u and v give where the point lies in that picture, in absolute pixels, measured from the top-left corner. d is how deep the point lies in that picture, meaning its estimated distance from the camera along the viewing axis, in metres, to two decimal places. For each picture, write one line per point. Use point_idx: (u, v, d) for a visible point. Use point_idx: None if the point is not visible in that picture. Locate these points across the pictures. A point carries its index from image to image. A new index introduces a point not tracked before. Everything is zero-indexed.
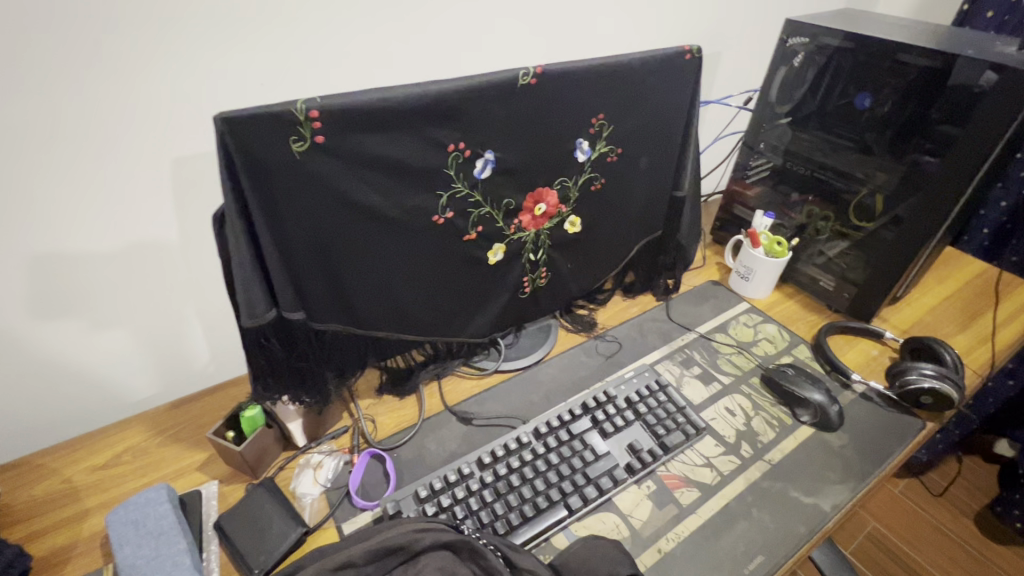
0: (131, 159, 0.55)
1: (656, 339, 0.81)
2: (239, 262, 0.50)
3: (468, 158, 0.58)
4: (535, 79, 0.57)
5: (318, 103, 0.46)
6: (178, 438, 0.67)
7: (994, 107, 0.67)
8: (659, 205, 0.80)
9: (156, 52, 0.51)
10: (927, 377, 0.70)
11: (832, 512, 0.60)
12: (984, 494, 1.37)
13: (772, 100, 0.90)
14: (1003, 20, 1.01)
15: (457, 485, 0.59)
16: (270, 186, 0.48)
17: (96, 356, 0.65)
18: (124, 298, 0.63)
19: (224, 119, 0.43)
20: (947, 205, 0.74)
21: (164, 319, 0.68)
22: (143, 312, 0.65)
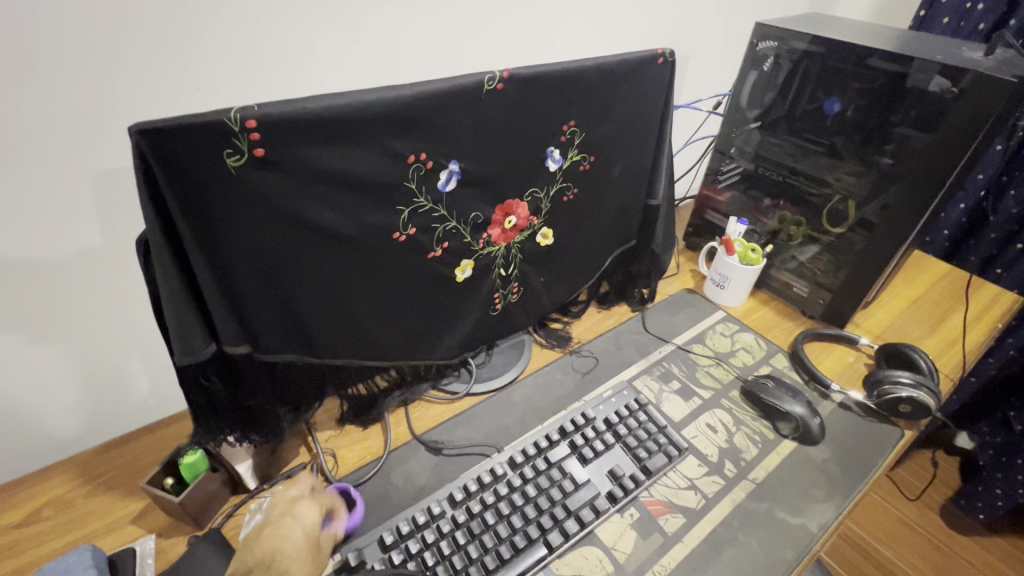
0: (44, 175, 0.48)
1: (633, 353, 0.78)
2: (170, 295, 0.44)
3: (431, 170, 0.53)
4: (502, 83, 0.52)
5: (256, 111, 0.41)
6: (110, 486, 0.59)
7: (965, 110, 0.66)
8: (633, 214, 0.77)
9: (64, 51, 0.44)
10: (904, 386, 0.69)
11: (820, 532, 0.58)
12: (947, 485, 1.41)
13: (743, 104, 0.89)
14: (958, 25, 1.03)
15: (427, 527, 0.54)
16: (202, 207, 0.42)
17: (10, 396, 0.57)
18: (41, 329, 0.56)
19: (141, 132, 0.37)
20: (917, 211, 0.74)
21: (90, 349, 0.60)
22: (61, 342, 0.58)
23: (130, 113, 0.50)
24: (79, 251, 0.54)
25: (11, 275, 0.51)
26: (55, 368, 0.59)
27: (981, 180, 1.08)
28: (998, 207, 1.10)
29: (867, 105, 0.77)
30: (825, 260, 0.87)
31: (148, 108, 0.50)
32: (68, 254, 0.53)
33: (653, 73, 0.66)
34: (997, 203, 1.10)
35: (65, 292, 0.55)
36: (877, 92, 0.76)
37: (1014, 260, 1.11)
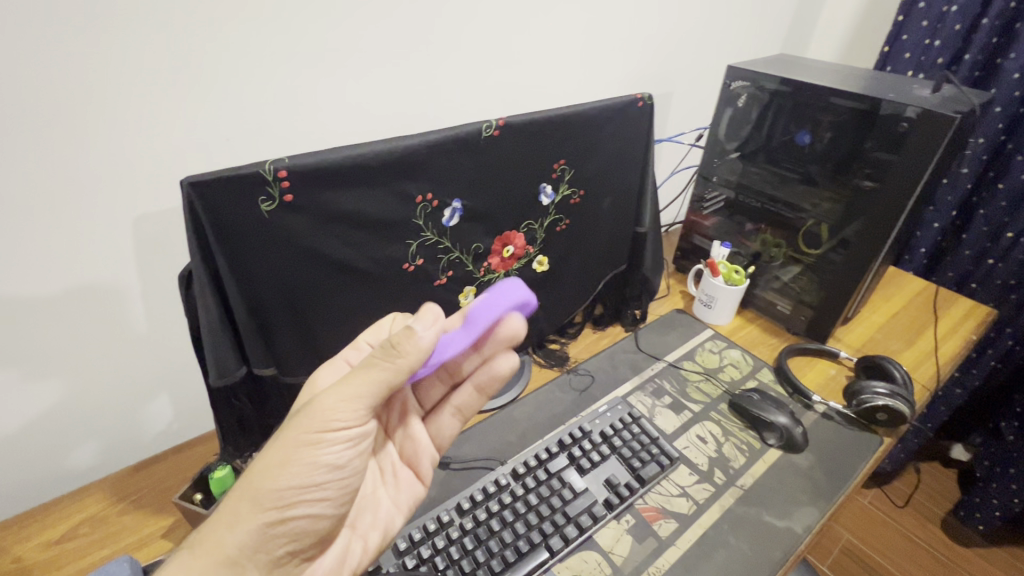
0: (93, 220, 0.55)
1: (627, 371, 0.83)
2: (209, 325, 0.50)
3: (436, 208, 0.59)
4: (498, 130, 0.59)
5: (286, 163, 0.47)
6: (140, 504, 0.64)
7: (921, 136, 0.72)
8: (622, 241, 0.83)
9: (113, 114, 0.51)
10: (881, 395, 0.74)
11: (804, 534, 0.62)
12: (945, 498, 1.43)
13: (721, 137, 0.96)
14: (919, 60, 1.11)
15: (437, 534, 0.58)
16: (239, 246, 0.48)
17: (49, 417, 0.63)
18: (77, 356, 0.61)
19: (192, 183, 0.44)
20: (885, 231, 0.79)
21: (121, 373, 0.66)
22: (97, 367, 0.64)
23: (171, 165, 0.56)
24: (116, 284, 0.60)
25: (55, 307, 0.57)
26: (88, 391, 0.65)
27: (952, 201, 1.14)
28: (969, 226, 1.17)
29: (834, 136, 0.85)
30: (806, 279, 0.93)
31: (187, 160, 0.57)
32: (106, 286, 0.60)
33: (634, 115, 0.73)
34: (969, 223, 1.17)
35: (100, 321, 0.61)
36: (842, 124, 0.83)
37: (989, 275, 1.16)
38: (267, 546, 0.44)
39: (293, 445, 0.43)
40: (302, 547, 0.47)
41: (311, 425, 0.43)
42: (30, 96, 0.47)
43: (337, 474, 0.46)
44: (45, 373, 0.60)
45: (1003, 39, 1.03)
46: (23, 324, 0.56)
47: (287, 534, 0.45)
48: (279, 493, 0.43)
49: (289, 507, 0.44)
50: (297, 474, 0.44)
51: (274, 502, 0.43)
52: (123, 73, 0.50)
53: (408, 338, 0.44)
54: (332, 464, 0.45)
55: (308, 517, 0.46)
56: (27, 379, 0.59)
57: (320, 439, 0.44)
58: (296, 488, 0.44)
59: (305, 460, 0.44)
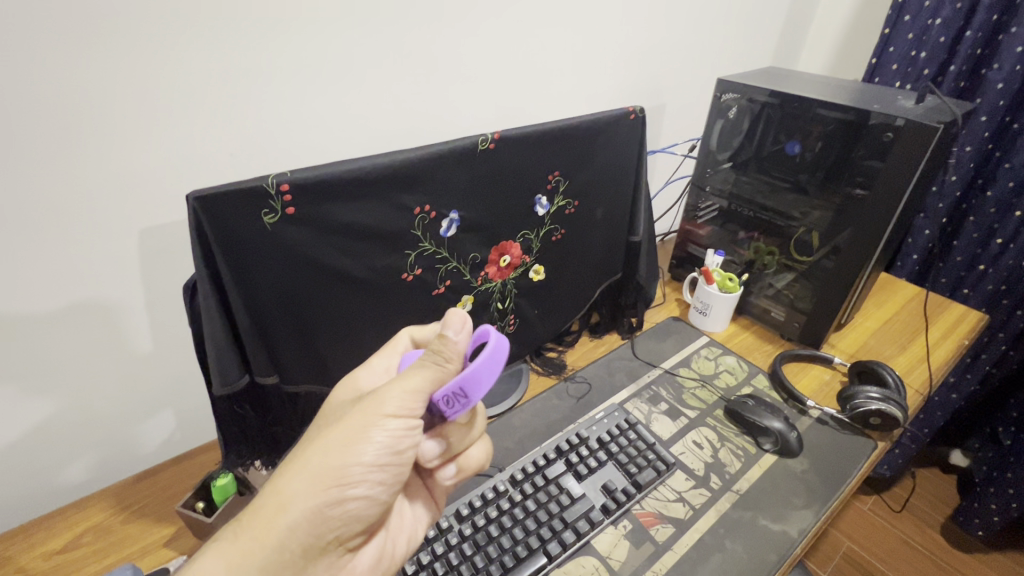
0: (99, 234, 0.57)
1: (624, 378, 0.84)
2: (213, 335, 0.51)
3: (434, 219, 0.61)
4: (493, 143, 0.61)
5: (288, 177, 0.49)
6: (142, 513, 0.65)
7: (907, 145, 0.74)
8: (616, 250, 0.85)
9: (121, 132, 0.53)
10: (874, 399, 0.75)
11: (799, 538, 0.63)
12: (944, 503, 1.43)
13: (713, 148, 0.99)
14: (905, 71, 1.13)
15: (436, 540, 0.59)
16: (243, 258, 0.50)
17: (52, 425, 0.64)
18: (81, 366, 0.63)
19: (197, 198, 0.45)
20: (875, 237, 0.81)
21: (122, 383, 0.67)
22: (100, 376, 0.65)
23: (176, 179, 0.58)
24: (120, 296, 0.62)
25: (61, 319, 0.59)
26: (91, 400, 0.66)
27: (942, 208, 1.16)
28: (960, 232, 1.19)
29: (824, 146, 0.86)
30: (799, 286, 0.94)
31: (191, 175, 0.59)
32: (111, 298, 0.61)
33: (626, 127, 0.75)
34: (960, 229, 1.19)
35: (104, 331, 0.63)
36: (831, 135, 0.84)
37: (980, 280, 1.18)
38: (319, 529, 0.44)
39: (360, 424, 0.44)
40: (349, 534, 0.46)
41: (378, 406, 0.44)
42: (42, 116, 0.49)
43: (397, 460, 0.46)
44: (49, 383, 0.61)
45: (986, 50, 1.05)
46: (31, 336, 0.58)
47: (340, 518, 0.45)
48: (341, 473, 0.43)
49: (349, 487, 0.44)
50: (361, 454, 0.44)
51: (335, 481, 0.43)
52: (130, 92, 0.52)
53: (445, 346, 0.45)
54: (394, 448, 0.45)
55: (362, 502, 0.45)
56: (32, 388, 0.61)
57: (386, 421, 0.45)
58: (359, 468, 0.44)
59: (369, 441, 0.44)
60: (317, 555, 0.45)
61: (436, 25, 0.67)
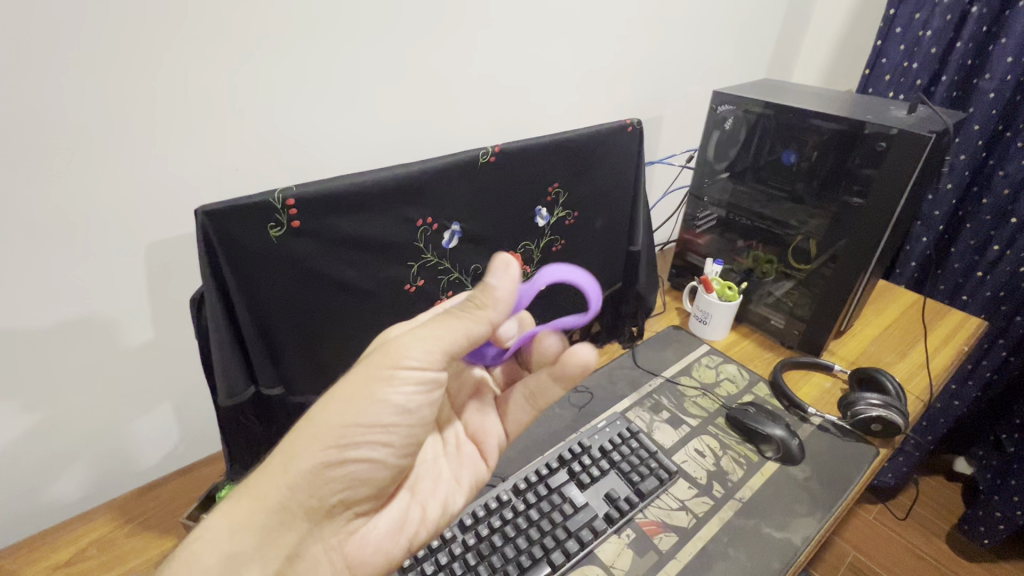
0: (107, 247, 0.58)
1: (625, 387, 0.84)
2: (218, 346, 0.52)
3: (436, 231, 0.62)
4: (494, 157, 0.63)
5: (294, 191, 0.50)
6: (147, 526, 0.65)
7: (900, 154, 0.75)
8: (615, 259, 0.86)
9: (133, 148, 0.54)
10: (875, 406, 0.76)
11: (803, 546, 0.63)
12: (949, 511, 1.43)
13: (710, 158, 1.00)
14: (899, 82, 1.15)
15: (440, 550, 0.59)
16: (249, 271, 0.51)
17: (54, 436, 0.65)
18: (84, 378, 0.63)
19: (206, 213, 0.47)
20: (870, 246, 0.82)
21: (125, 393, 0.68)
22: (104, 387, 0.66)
23: (183, 194, 0.59)
24: (128, 309, 0.63)
25: (70, 331, 0.60)
26: (94, 412, 0.66)
27: (939, 215, 1.18)
28: (957, 239, 1.20)
29: (819, 155, 0.87)
30: (798, 294, 0.95)
31: (197, 191, 0.60)
32: (118, 312, 0.62)
33: (624, 139, 0.76)
34: (957, 236, 1.20)
35: (111, 344, 0.63)
36: (826, 145, 0.85)
37: (979, 287, 1.18)
38: (324, 487, 0.45)
39: (363, 384, 0.45)
40: (359, 496, 0.48)
41: (381, 366, 0.45)
42: (51, 134, 0.50)
43: (405, 420, 0.46)
44: (53, 394, 0.62)
45: (977, 61, 1.07)
46: (40, 349, 0.59)
47: (346, 477, 0.46)
48: (342, 433, 0.44)
49: (349, 447, 0.45)
50: (361, 415, 0.44)
51: (336, 441, 0.44)
52: (133, 107, 0.53)
53: (487, 293, 0.47)
54: (402, 408, 0.46)
55: (369, 462, 0.46)
56: (36, 400, 0.61)
57: (389, 380, 0.45)
58: (360, 429, 0.44)
59: (372, 402, 0.45)
60: (327, 515, 0.47)
61: (436, 42, 0.69)
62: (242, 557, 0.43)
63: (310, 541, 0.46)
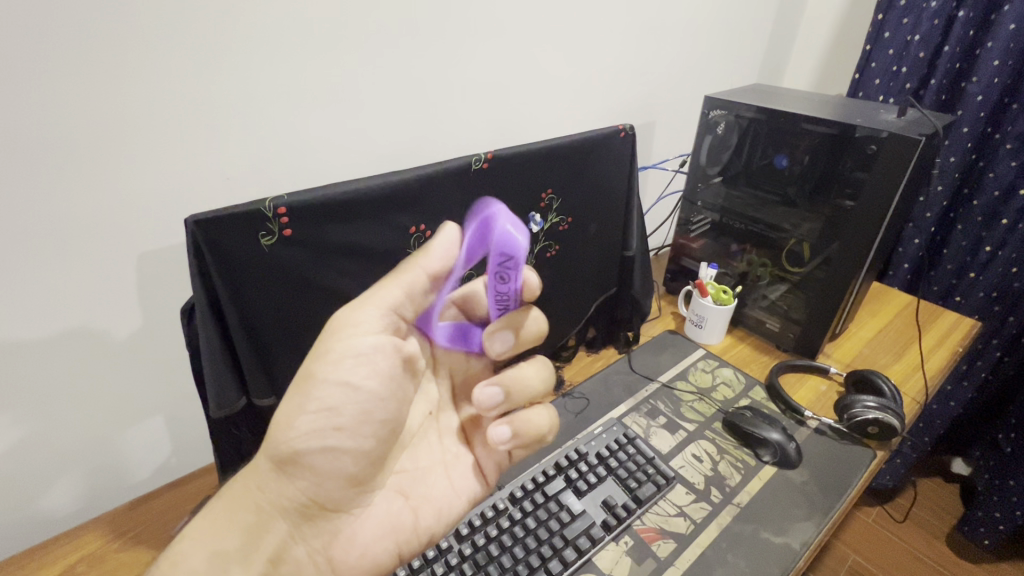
0: (95, 258, 0.57)
1: (621, 392, 0.84)
2: (210, 357, 0.52)
3: (429, 238, 0.62)
4: (487, 163, 0.63)
5: (285, 200, 0.50)
6: (138, 540, 0.64)
7: (891, 156, 0.75)
8: (610, 264, 0.86)
9: (124, 157, 0.54)
10: (871, 409, 0.76)
11: (802, 550, 0.62)
12: (948, 513, 1.42)
13: (703, 163, 1.01)
14: (888, 86, 1.16)
15: (436, 560, 0.58)
16: (241, 280, 0.51)
17: (41, 449, 0.64)
18: (72, 390, 0.63)
19: (195, 221, 0.46)
20: (862, 248, 0.82)
21: (116, 404, 0.67)
22: (93, 398, 0.65)
23: (173, 204, 0.59)
24: (122, 321, 0.62)
25: (62, 343, 0.59)
26: (83, 425, 0.65)
27: (930, 217, 1.19)
28: (949, 241, 1.21)
29: (811, 159, 0.87)
30: (793, 296, 0.95)
31: (188, 201, 0.60)
32: (111, 324, 0.62)
33: (616, 145, 0.77)
34: (948, 238, 1.21)
35: (104, 356, 0.63)
36: (817, 148, 0.86)
37: (971, 288, 1.19)
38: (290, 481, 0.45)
39: (305, 370, 0.44)
40: (332, 492, 0.47)
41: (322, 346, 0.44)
42: (39, 144, 0.49)
43: (355, 404, 0.44)
44: (40, 407, 0.61)
45: (964, 64, 1.08)
46: (31, 362, 0.58)
47: (308, 471, 0.45)
48: (291, 422, 0.44)
49: (302, 438, 0.44)
50: (307, 402, 0.44)
51: (286, 432, 0.44)
52: (122, 114, 0.52)
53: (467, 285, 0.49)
54: (347, 390, 0.44)
55: (327, 450, 0.45)
56: (24, 413, 0.60)
57: (327, 362, 0.44)
58: (308, 420, 0.44)
59: (320, 387, 0.44)
60: (306, 515, 0.47)
61: (431, 50, 0.69)
62: (227, 556, 0.43)
63: (295, 544, 0.46)
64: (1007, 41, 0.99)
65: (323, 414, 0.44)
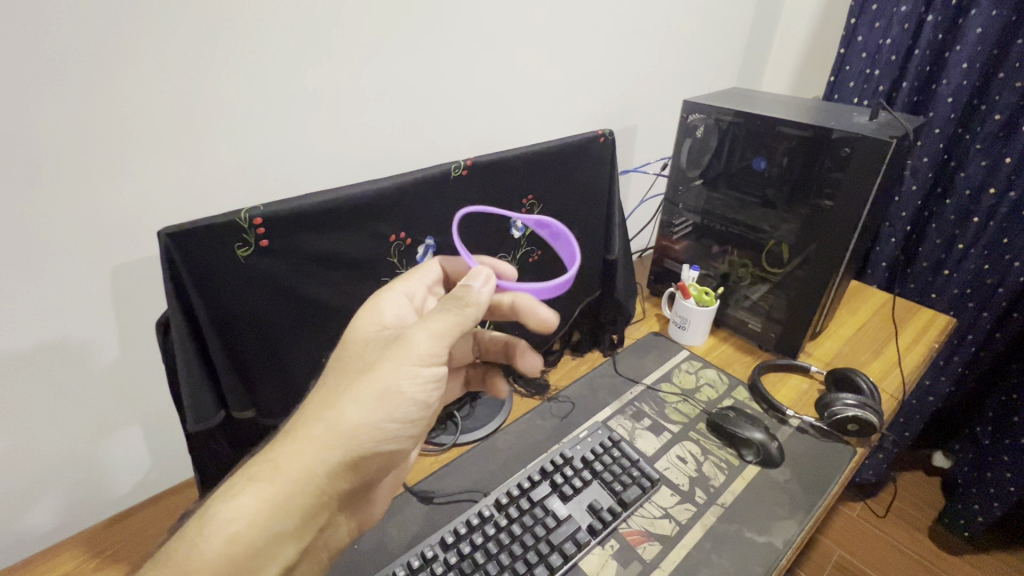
0: (68, 271, 0.56)
1: (606, 395, 0.84)
2: (186, 370, 0.51)
3: (410, 245, 0.62)
4: (466, 170, 0.63)
5: (261, 210, 0.50)
6: (116, 558, 0.63)
7: (864, 158, 0.77)
8: (593, 267, 0.86)
9: (93, 168, 0.53)
10: (850, 406, 0.77)
11: (785, 548, 0.63)
12: (930, 506, 1.45)
13: (683, 166, 1.01)
14: (862, 88, 1.19)
15: (421, 570, 0.58)
16: (216, 292, 0.50)
17: (12, 468, 0.62)
18: (43, 407, 0.61)
19: (168, 235, 0.46)
20: (839, 248, 0.84)
21: (90, 420, 0.65)
22: (67, 414, 0.63)
23: (148, 216, 0.58)
24: (97, 334, 0.61)
25: (33, 359, 0.58)
26: (54, 443, 0.64)
27: (906, 217, 1.21)
28: (924, 239, 1.24)
29: (789, 161, 0.88)
30: (773, 297, 0.96)
31: (164, 212, 0.59)
32: (85, 339, 0.60)
33: (596, 149, 0.77)
34: (923, 236, 1.24)
35: (79, 371, 0.62)
36: (793, 151, 0.87)
37: (947, 285, 1.22)
38: (352, 477, 0.46)
39: (390, 381, 0.46)
40: (377, 479, 0.51)
41: (402, 363, 0.47)
42: (3, 157, 0.48)
43: (423, 413, 0.49)
44: (10, 425, 0.59)
45: (935, 67, 1.11)
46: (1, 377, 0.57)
47: (373, 468, 0.48)
48: (374, 426, 0.46)
49: (383, 440, 0.47)
50: (392, 410, 0.46)
51: (368, 434, 0.45)
52: (89, 124, 0.51)
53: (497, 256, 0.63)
54: (422, 403, 0.48)
55: (397, 450, 0.49)
56: None
57: (410, 379, 0.47)
58: (387, 425, 0.46)
59: (397, 396, 0.47)
60: (350, 497, 0.49)
61: (409, 57, 0.69)
62: (283, 538, 0.43)
63: (333, 521, 0.49)
64: (974, 43, 1.02)
65: (403, 421, 0.47)
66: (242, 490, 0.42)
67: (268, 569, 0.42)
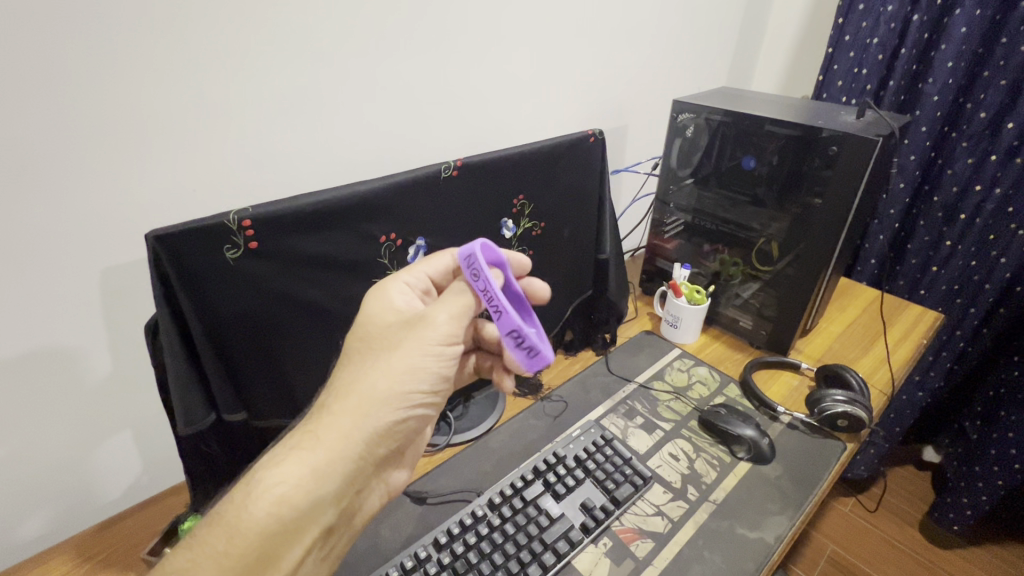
0: (55, 275, 0.55)
1: (599, 394, 0.85)
2: (175, 373, 0.51)
3: (401, 246, 0.62)
4: (456, 170, 0.63)
5: (250, 212, 0.50)
6: (107, 564, 0.63)
7: (851, 156, 0.78)
8: (585, 267, 0.87)
9: (79, 172, 0.53)
10: (840, 402, 0.78)
11: (776, 544, 0.63)
12: (921, 500, 1.47)
13: (674, 165, 1.02)
14: (850, 87, 1.20)
15: (414, 571, 0.58)
16: (204, 294, 0.50)
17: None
18: (31, 413, 0.60)
19: (156, 237, 0.46)
20: (828, 245, 0.85)
21: (79, 425, 0.65)
22: (56, 420, 0.63)
23: (137, 219, 0.58)
24: (86, 339, 0.61)
25: (21, 364, 0.57)
26: (43, 449, 0.63)
27: (894, 214, 1.22)
28: (912, 236, 1.25)
29: (779, 159, 0.88)
30: (764, 294, 0.96)
31: (152, 215, 0.58)
32: (73, 343, 0.60)
33: (587, 149, 0.77)
34: (912, 233, 1.25)
35: (68, 376, 0.61)
36: (782, 150, 0.88)
37: (934, 282, 1.24)
38: (384, 446, 0.49)
39: (416, 356, 0.49)
40: (402, 447, 0.54)
41: (426, 341, 0.49)
42: None
43: (445, 385, 0.52)
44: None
45: (921, 66, 1.12)
46: None
47: (401, 437, 0.51)
48: (404, 396, 0.48)
49: (411, 408, 0.50)
50: (418, 382, 0.49)
51: (399, 404, 0.48)
52: (74, 128, 0.51)
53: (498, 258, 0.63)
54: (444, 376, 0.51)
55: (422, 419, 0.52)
56: None
57: (434, 355, 0.50)
58: (415, 395, 0.49)
59: (425, 370, 0.50)
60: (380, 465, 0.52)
61: (398, 58, 0.69)
62: (324, 501, 0.45)
63: (366, 488, 0.51)
64: (960, 43, 1.03)
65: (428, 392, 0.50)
66: (285, 459, 0.44)
67: (306, 529, 0.45)
